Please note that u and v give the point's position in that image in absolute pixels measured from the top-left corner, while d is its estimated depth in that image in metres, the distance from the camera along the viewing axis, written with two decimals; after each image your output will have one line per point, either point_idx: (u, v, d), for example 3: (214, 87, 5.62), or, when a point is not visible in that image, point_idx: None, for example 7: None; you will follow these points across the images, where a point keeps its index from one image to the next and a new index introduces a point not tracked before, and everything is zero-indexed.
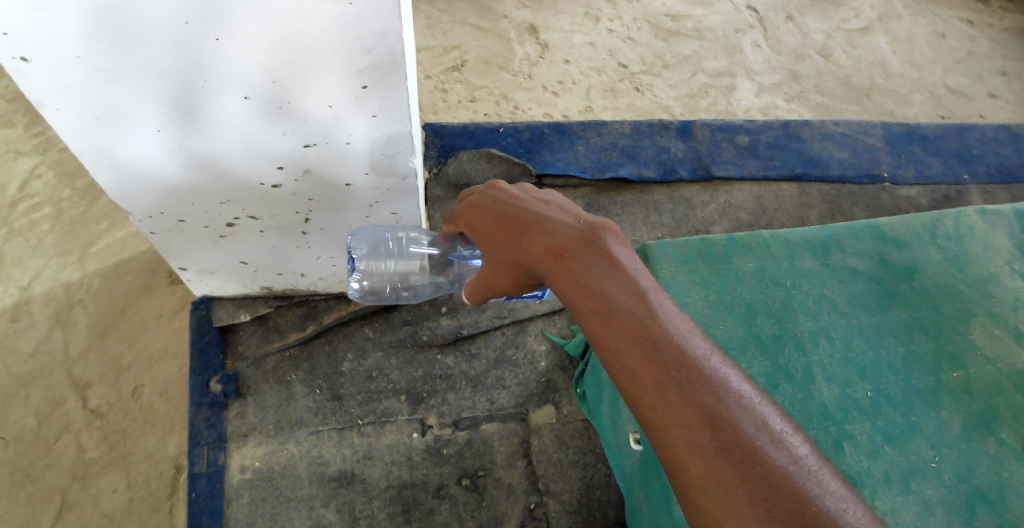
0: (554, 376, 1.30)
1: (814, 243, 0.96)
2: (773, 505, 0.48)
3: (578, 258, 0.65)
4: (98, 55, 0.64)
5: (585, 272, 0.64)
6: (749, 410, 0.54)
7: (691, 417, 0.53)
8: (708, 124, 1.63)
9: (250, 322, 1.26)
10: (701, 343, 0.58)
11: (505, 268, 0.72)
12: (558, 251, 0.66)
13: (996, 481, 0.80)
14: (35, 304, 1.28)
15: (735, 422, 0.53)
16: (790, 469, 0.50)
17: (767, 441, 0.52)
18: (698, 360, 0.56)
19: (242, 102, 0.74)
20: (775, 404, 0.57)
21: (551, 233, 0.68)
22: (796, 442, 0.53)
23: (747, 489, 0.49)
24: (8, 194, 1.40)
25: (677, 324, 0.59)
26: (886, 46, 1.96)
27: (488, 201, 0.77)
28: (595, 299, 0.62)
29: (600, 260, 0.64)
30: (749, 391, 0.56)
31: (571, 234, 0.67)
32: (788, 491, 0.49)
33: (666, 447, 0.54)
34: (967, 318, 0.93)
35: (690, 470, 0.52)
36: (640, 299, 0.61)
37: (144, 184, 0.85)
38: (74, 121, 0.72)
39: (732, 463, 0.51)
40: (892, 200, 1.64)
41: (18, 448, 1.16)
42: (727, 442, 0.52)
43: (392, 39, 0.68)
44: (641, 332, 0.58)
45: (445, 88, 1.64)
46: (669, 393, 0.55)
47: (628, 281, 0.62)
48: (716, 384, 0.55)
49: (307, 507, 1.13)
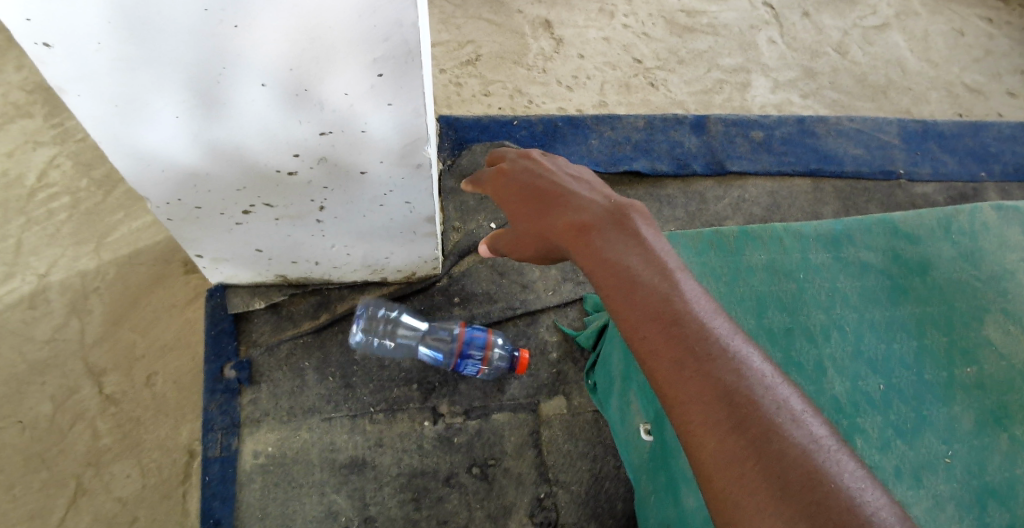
0: (564, 367, 1.31)
1: (825, 236, 0.96)
2: (787, 481, 0.51)
3: (603, 233, 0.72)
4: (119, 44, 0.66)
5: (608, 246, 0.70)
6: (769, 389, 0.57)
7: (709, 392, 0.57)
8: (722, 119, 1.64)
9: (264, 310, 1.28)
10: (723, 324, 0.63)
11: (529, 237, 0.79)
12: (583, 226, 0.73)
13: (1007, 478, 0.79)
14: (52, 292, 1.30)
15: (754, 398, 0.56)
16: (807, 447, 0.53)
17: (786, 419, 0.55)
18: (719, 339, 0.60)
19: (259, 90, 0.75)
20: (793, 387, 0.60)
21: (579, 209, 0.75)
22: (812, 422, 0.56)
23: (762, 463, 0.52)
24: (26, 184, 1.43)
25: (699, 303, 0.64)
26: (903, 44, 1.94)
27: (524, 172, 0.84)
28: (619, 274, 0.67)
29: (625, 237, 0.71)
30: (769, 372, 0.59)
31: (598, 213, 0.74)
32: (804, 469, 0.51)
33: (682, 423, 0.57)
34: (980, 315, 0.92)
35: (708, 445, 0.55)
36: (664, 276, 0.66)
37: (161, 171, 0.87)
38: (95, 107, 0.74)
39: (748, 439, 0.54)
40: (908, 197, 1.62)
41: (33, 434, 1.17)
42: (744, 418, 0.55)
43: (406, 28, 0.69)
44: (663, 308, 0.63)
45: (459, 82, 1.65)
46: (689, 367, 0.58)
47: (653, 260, 0.68)
48: (736, 361, 0.59)
49: (317, 493, 1.14)
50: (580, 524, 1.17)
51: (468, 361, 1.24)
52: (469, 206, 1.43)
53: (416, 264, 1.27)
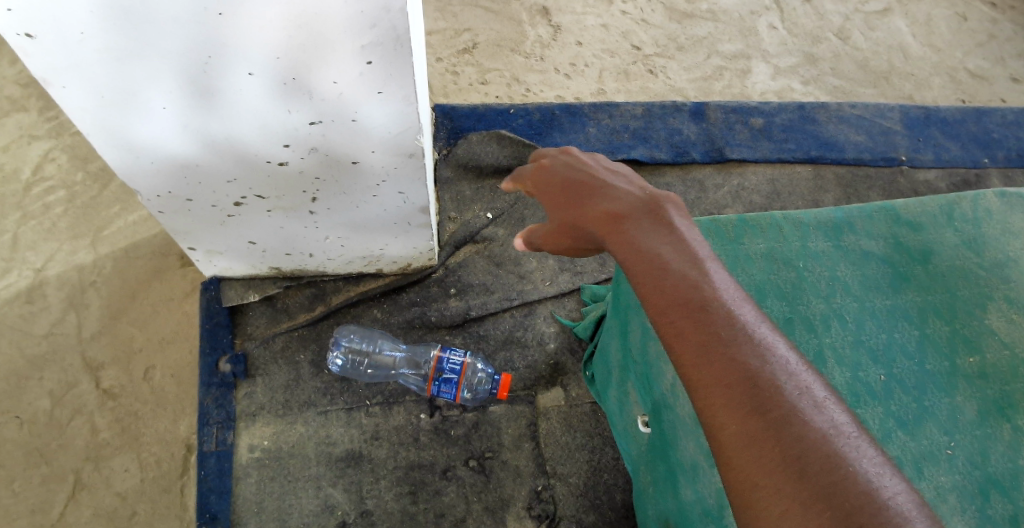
0: (562, 359, 1.30)
1: (825, 224, 0.95)
2: (806, 463, 0.50)
3: (638, 223, 0.71)
4: (101, 33, 0.64)
5: (641, 234, 0.69)
6: (792, 375, 0.56)
7: (732, 376, 0.56)
8: (721, 106, 1.61)
9: (259, 303, 1.27)
10: (751, 312, 0.62)
11: (562, 228, 0.78)
12: (617, 215, 0.72)
13: (1011, 468, 0.78)
14: (49, 286, 1.29)
15: (777, 383, 0.55)
16: (828, 432, 0.52)
17: (809, 406, 0.54)
18: (746, 325, 0.59)
19: (247, 79, 0.73)
20: (816, 373, 0.59)
21: (614, 200, 0.75)
22: (835, 409, 0.54)
23: (780, 445, 0.51)
24: (22, 178, 1.41)
25: (728, 291, 0.63)
26: (905, 29, 1.91)
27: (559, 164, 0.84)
28: (650, 260, 0.66)
29: (659, 227, 0.70)
30: (794, 360, 0.58)
31: (634, 203, 0.74)
32: (823, 453, 0.50)
33: (704, 405, 0.56)
34: (983, 303, 0.91)
35: (727, 428, 0.54)
36: (695, 265, 0.65)
37: (150, 163, 0.85)
38: (82, 99, 0.72)
39: (768, 421, 0.53)
40: (910, 184, 1.61)
41: (33, 430, 1.16)
42: (766, 401, 0.54)
43: (395, 15, 0.67)
44: (691, 293, 0.62)
45: (456, 71, 1.62)
46: (714, 350, 0.58)
47: (685, 249, 0.67)
48: (762, 346, 0.58)
49: (314, 487, 1.14)
50: (579, 516, 1.17)
51: (444, 384, 1.19)
52: (465, 196, 1.42)
53: (412, 255, 1.25)
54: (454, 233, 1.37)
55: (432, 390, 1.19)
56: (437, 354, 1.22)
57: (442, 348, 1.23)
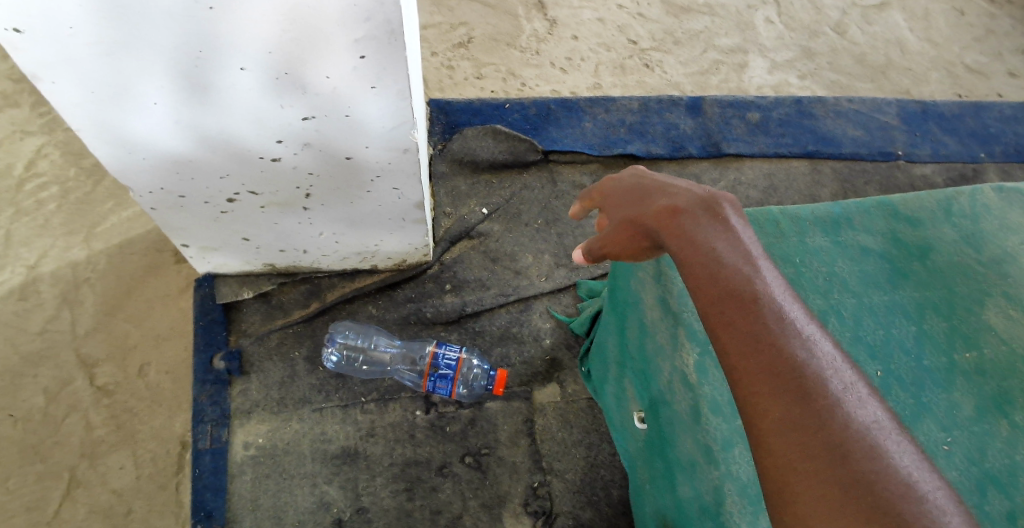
0: (558, 354, 1.30)
1: (824, 219, 0.94)
2: (846, 452, 0.51)
3: (696, 219, 0.69)
4: (92, 29, 0.63)
5: (697, 228, 0.68)
6: (835, 371, 0.57)
7: (779, 367, 0.57)
8: (718, 100, 1.60)
9: (254, 299, 1.26)
10: (798, 310, 0.62)
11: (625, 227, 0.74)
12: (676, 209, 0.70)
13: (1008, 464, 0.77)
14: (43, 283, 1.27)
15: (821, 378, 0.56)
16: (868, 426, 0.53)
17: (851, 400, 0.55)
18: (794, 321, 0.61)
19: (241, 74, 0.73)
20: (858, 372, 0.60)
21: (673, 195, 0.72)
22: (873, 405, 0.56)
23: (822, 434, 0.53)
24: (15, 174, 1.39)
25: (777, 288, 0.63)
26: (903, 23, 1.91)
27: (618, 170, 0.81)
28: (705, 253, 0.66)
29: (716, 223, 0.69)
30: (838, 358, 0.59)
31: (691, 198, 0.71)
32: (863, 444, 0.52)
33: (747, 394, 0.57)
34: (982, 299, 0.90)
35: (769, 416, 0.55)
36: (748, 260, 0.65)
37: (144, 159, 0.84)
38: (76, 94, 0.71)
39: (812, 412, 0.54)
40: (908, 179, 1.61)
41: (27, 427, 1.15)
42: (810, 393, 0.55)
43: (389, 8, 0.65)
44: (744, 287, 0.63)
45: (451, 65, 1.61)
46: (764, 341, 0.59)
47: (739, 245, 0.67)
48: (809, 342, 0.59)
49: (309, 484, 1.14)
50: (575, 512, 1.17)
51: (441, 379, 1.18)
52: (460, 191, 1.41)
53: (407, 251, 1.25)
54: (450, 229, 1.36)
55: (428, 386, 1.18)
56: (431, 351, 1.21)
57: (437, 344, 1.23)
